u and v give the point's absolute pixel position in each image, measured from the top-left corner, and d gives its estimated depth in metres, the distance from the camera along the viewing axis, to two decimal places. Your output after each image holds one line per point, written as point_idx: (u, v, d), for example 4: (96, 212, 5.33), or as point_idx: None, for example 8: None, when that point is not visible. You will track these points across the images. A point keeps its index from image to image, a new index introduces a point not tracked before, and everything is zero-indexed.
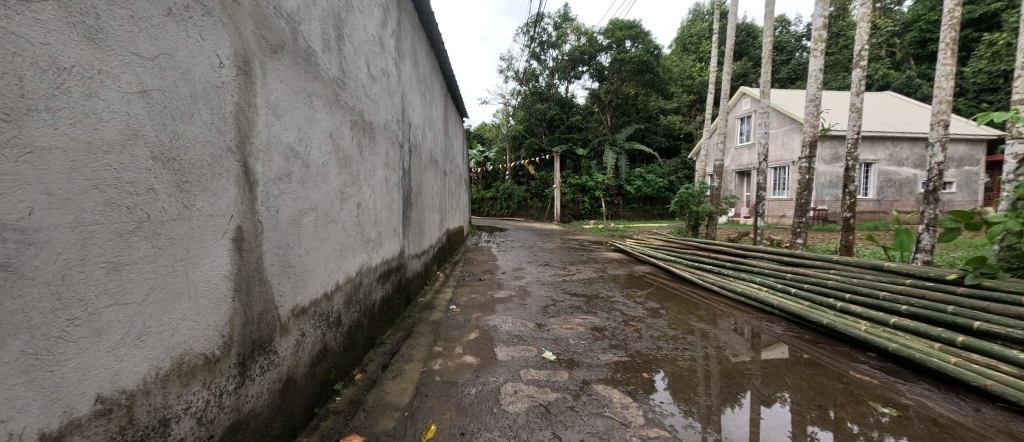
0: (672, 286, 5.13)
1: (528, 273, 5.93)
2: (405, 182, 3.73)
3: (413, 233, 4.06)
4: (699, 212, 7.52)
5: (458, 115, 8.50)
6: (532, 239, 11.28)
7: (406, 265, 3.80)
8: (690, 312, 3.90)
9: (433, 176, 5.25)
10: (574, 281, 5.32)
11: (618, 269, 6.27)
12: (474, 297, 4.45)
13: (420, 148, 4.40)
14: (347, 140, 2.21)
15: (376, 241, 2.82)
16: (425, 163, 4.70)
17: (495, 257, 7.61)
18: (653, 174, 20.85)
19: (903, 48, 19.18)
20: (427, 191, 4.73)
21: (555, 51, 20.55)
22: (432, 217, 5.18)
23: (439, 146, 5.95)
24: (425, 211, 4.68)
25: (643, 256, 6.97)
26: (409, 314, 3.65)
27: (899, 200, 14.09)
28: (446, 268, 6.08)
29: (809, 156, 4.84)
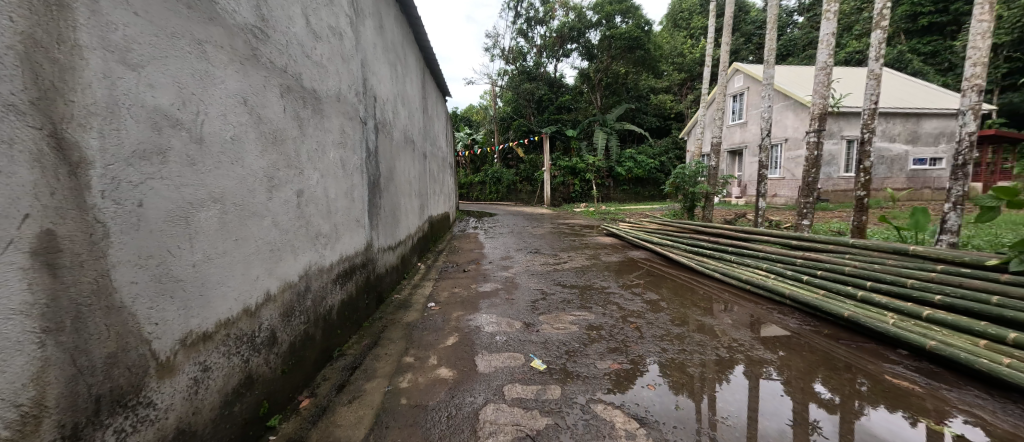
0: (671, 274, 4.76)
1: (516, 262, 5.51)
2: (371, 164, 3.24)
3: (383, 223, 3.59)
4: (695, 193, 7.15)
5: (438, 94, 7.92)
6: (522, 224, 10.87)
7: (376, 260, 3.34)
8: (692, 303, 3.53)
9: (408, 158, 4.75)
10: (565, 270, 4.92)
11: (613, 255, 5.88)
12: (456, 291, 4.03)
13: (390, 126, 3.89)
14: (272, 108, 1.72)
15: (330, 235, 2.35)
16: (398, 144, 4.20)
17: (481, 244, 7.19)
18: (643, 154, 20.47)
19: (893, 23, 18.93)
20: (400, 175, 4.24)
21: (543, 27, 19.75)
22: (408, 205, 4.71)
23: (416, 127, 5.44)
24: (399, 198, 4.20)
25: (638, 240, 6.60)
26: (381, 315, 3.22)
27: (890, 177, 13.96)
28: (427, 259, 5.64)
29: (819, 130, 4.42)
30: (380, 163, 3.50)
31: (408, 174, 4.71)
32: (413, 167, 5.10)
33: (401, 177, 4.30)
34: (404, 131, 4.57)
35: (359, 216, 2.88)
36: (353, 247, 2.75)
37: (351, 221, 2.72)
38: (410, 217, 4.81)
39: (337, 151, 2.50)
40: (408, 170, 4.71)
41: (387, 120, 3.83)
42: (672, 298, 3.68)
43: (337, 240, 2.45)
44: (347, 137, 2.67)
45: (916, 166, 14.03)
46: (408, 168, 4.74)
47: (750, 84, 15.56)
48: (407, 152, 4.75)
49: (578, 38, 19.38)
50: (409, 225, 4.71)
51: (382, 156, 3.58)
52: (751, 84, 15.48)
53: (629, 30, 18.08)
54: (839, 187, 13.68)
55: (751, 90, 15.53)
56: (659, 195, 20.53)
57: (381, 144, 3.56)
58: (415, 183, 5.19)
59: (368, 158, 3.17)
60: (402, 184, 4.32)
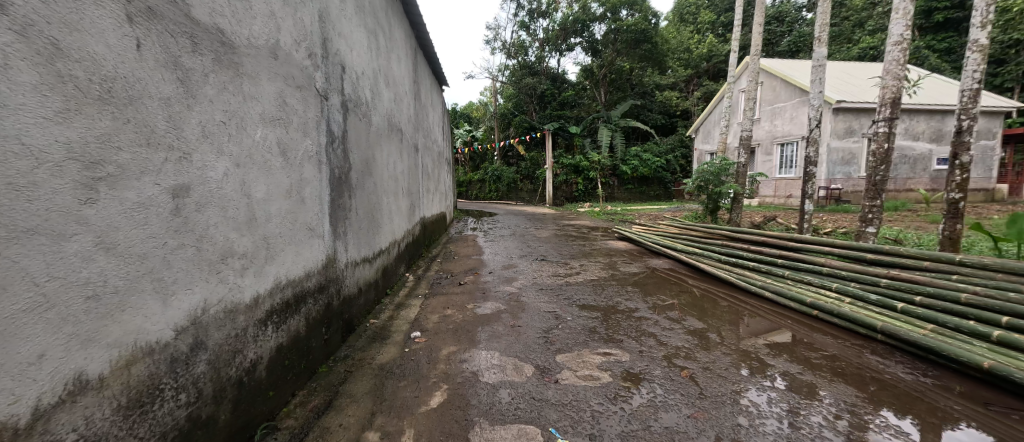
0: (705, 290, 3.94)
1: (521, 272, 4.71)
2: (334, 154, 2.44)
3: (354, 228, 2.79)
4: (721, 194, 6.36)
5: (434, 82, 7.14)
6: (524, 225, 10.09)
7: (342, 277, 2.55)
8: (749, 334, 2.75)
9: (391, 148, 3.96)
10: (580, 285, 4.12)
11: (633, 265, 5.05)
12: (449, 314, 3.24)
13: (365, 107, 3.10)
14: (89, 29, 0.94)
15: (254, 254, 1.57)
16: (377, 130, 3.41)
17: (480, 249, 6.42)
18: (649, 153, 19.67)
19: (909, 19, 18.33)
20: (379, 168, 3.44)
21: (546, 20, 18.91)
22: (391, 204, 3.90)
23: (404, 114, 4.66)
24: (378, 196, 3.41)
25: (657, 246, 5.76)
26: (347, 352, 2.44)
27: (914, 177, 13.19)
28: (418, 268, 4.86)
29: (891, 118, 3.64)
30: (349, 153, 2.71)
31: (390, 168, 3.90)
32: (399, 159, 4.31)
33: (381, 169, 3.51)
34: (387, 117, 3.79)
35: (310, 224, 2.08)
36: (300, 268, 1.95)
37: (295, 230, 1.93)
38: (394, 220, 4.01)
39: (271, 131, 1.72)
40: (391, 164, 3.92)
41: (361, 99, 3.03)
42: (721, 326, 2.89)
43: (266, 263, 1.66)
44: (290, 111, 1.89)
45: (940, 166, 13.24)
46: (392, 161, 3.94)
47: (765, 79, 14.82)
48: (392, 141, 3.97)
49: (583, 31, 18.60)
50: (392, 228, 3.91)
51: (353, 142, 2.79)
52: (765, 78, 14.73)
53: (638, 22, 17.33)
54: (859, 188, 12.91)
55: (766, 85, 14.79)
56: (665, 195, 19.77)
57: (352, 127, 2.77)
58: (401, 179, 4.40)
59: (328, 143, 2.36)
60: (382, 179, 3.53)
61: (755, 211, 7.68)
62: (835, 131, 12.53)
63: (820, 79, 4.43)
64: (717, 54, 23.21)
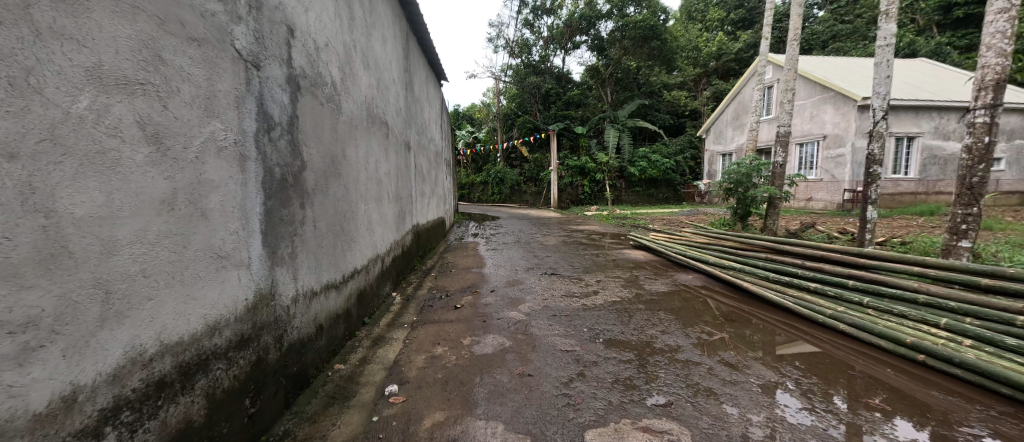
0: (756, 316, 3.23)
1: (528, 292, 3.99)
2: (272, 145, 1.73)
3: (311, 247, 2.09)
4: (753, 197, 5.62)
5: (429, 73, 6.45)
6: (529, 231, 9.39)
7: (288, 317, 1.84)
8: (847, 393, 2.05)
9: (372, 143, 3.27)
10: (600, 310, 3.38)
11: (659, 282, 4.31)
12: (439, 355, 2.53)
13: (331, 90, 2.42)
14: None
15: (54, 318, 0.88)
16: (349, 119, 2.72)
17: (481, 260, 5.72)
18: (659, 153, 18.92)
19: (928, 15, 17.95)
20: (352, 167, 2.76)
21: (551, 17, 18.28)
22: (371, 212, 3.22)
23: (391, 105, 3.97)
24: (352, 203, 2.72)
25: (682, 257, 5.03)
26: (288, 427, 1.72)
27: (944, 179, 12.39)
28: (407, 286, 4.15)
29: (996, 105, 3.01)
30: (303, 147, 2.01)
31: (370, 168, 3.21)
32: (384, 158, 3.63)
33: (356, 170, 2.82)
34: (366, 106, 3.11)
35: (218, 249, 1.38)
36: (192, 322, 1.25)
37: (187, 261, 1.23)
38: (376, 230, 3.32)
39: (117, 97, 1.02)
40: (371, 162, 3.24)
41: (326, 78, 2.35)
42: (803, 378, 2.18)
43: (97, 329, 0.96)
44: (175, 72, 1.20)
45: None
46: (372, 158, 3.25)
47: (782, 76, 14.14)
48: (372, 135, 3.28)
49: (589, 29, 17.98)
50: (372, 241, 3.20)
51: (309, 132, 2.09)
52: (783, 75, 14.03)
53: (646, 18, 16.70)
54: (885, 190, 12.15)
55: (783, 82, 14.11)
56: (675, 198, 19.01)
57: (306, 112, 2.06)
58: (386, 182, 3.71)
59: (262, 130, 1.67)
60: (357, 182, 2.86)
61: (787, 217, 6.94)
62: (860, 129, 11.77)
63: (888, 60, 3.71)
64: (727, 52, 22.49)
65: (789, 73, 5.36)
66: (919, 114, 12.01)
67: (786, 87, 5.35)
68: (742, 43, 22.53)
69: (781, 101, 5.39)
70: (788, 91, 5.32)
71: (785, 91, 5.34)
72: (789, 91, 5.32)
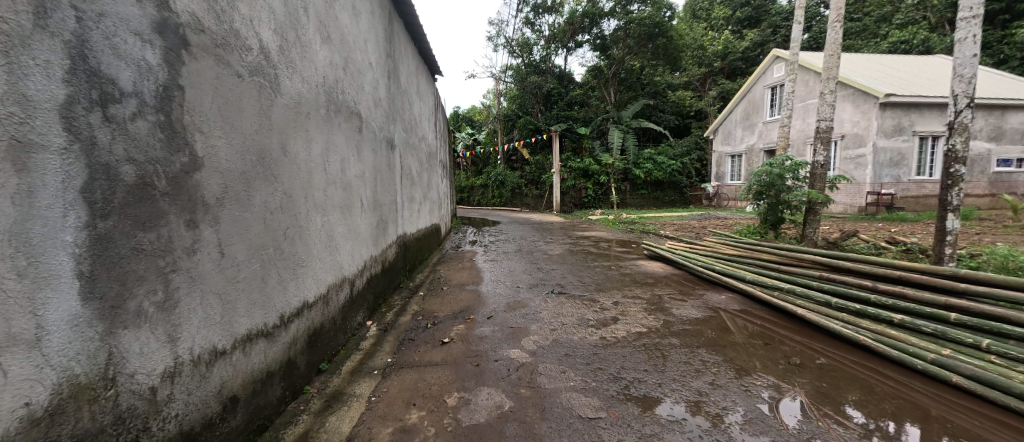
0: (818, 350, 2.62)
1: (533, 319, 3.28)
2: (111, 125, 1.05)
3: (212, 285, 1.40)
4: (789, 202, 4.91)
5: (420, 65, 5.77)
6: (530, 238, 8.69)
7: (152, 407, 1.15)
8: (895, 417, 1.91)
9: (337, 138, 2.60)
10: (625, 347, 2.67)
11: (687, 304, 3.60)
12: (414, 425, 1.83)
13: (260, 59, 1.72)
14: None
15: None
16: (296, 104, 2.03)
17: (476, 275, 5.02)
18: (665, 155, 18.22)
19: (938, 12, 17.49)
20: (302, 166, 2.08)
21: (553, 16, 17.66)
22: (335, 223, 2.54)
23: (366, 94, 3.28)
24: (299, 214, 2.05)
25: (708, 272, 4.34)
26: None
27: (971, 180, 11.67)
28: (386, 311, 3.45)
29: None
30: (197, 135, 1.34)
31: (333, 169, 2.53)
32: (354, 156, 2.94)
33: (307, 170, 2.15)
34: (326, 90, 2.44)
35: None
36: None
37: None
38: (341, 246, 2.63)
39: None
40: (334, 161, 2.55)
41: (250, 43, 1.66)
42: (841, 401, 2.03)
43: None
44: None
45: (1001, 168, 11.74)
46: (336, 155, 2.57)
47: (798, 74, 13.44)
48: (337, 128, 2.60)
49: (591, 28, 17.40)
50: (335, 261, 2.52)
51: (212, 114, 1.41)
52: (797, 72, 13.36)
53: (651, 15, 16.06)
54: (908, 193, 11.43)
55: (798, 79, 13.46)
56: (682, 201, 18.29)
57: (204, 83, 1.38)
58: (359, 185, 3.02)
59: (91, 102, 0.99)
60: (309, 186, 2.17)
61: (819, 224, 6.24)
62: (881, 129, 11.10)
63: (975, 35, 3.05)
64: (733, 51, 21.86)
65: (831, 60, 4.65)
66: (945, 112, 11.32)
67: (828, 76, 4.64)
68: (748, 41, 21.93)
69: (821, 92, 4.67)
70: (831, 80, 4.60)
71: (826, 79, 4.63)
72: (831, 80, 4.60)
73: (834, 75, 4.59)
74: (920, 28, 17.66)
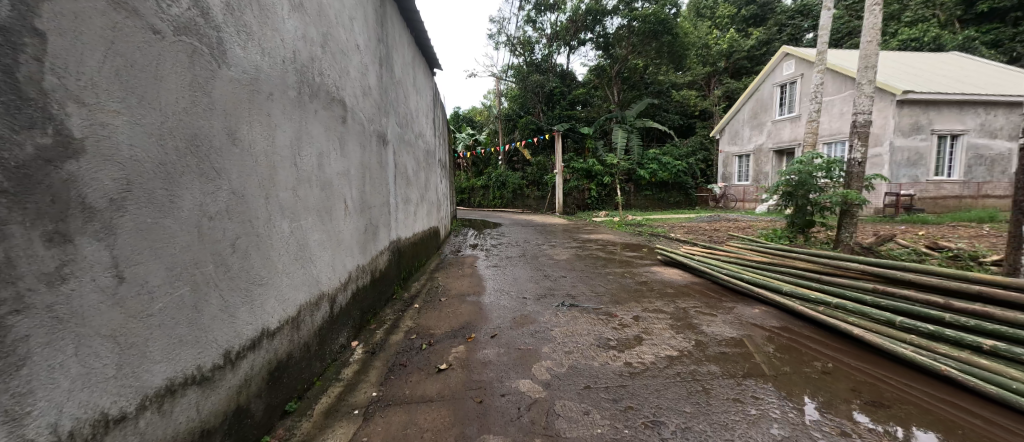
0: (877, 377, 2.25)
1: (543, 338, 2.84)
2: None
3: (107, 326, 0.99)
4: (821, 204, 4.47)
5: (418, 55, 5.36)
6: (534, 242, 8.25)
7: None
8: (902, 421, 1.86)
9: (313, 128, 2.17)
10: (659, 377, 2.23)
11: (717, 320, 3.16)
12: None
13: (193, 12, 1.29)
14: None
15: None
16: (252, 81, 1.62)
17: (478, 283, 4.58)
18: (670, 155, 17.76)
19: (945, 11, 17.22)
20: (261, 160, 1.66)
21: (555, 14, 17.27)
22: (310, 229, 2.11)
23: (352, 79, 2.83)
24: (257, 218, 1.62)
25: (736, 282, 3.88)
26: None
27: (991, 181, 11.23)
28: (375, 329, 3.01)
29: None
30: (71, 103, 0.91)
31: (308, 163, 2.10)
32: (336, 151, 2.52)
33: (270, 165, 1.73)
34: (297, 68, 2.01)
35: None
36: None
37: None
38: (318, 256, 2.20)
39: None
40: (310, 155, 2.12)
41: None
42: (846, 405, 1.98)
43: None
44: None
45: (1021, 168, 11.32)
46: (312, 148, 2.15)
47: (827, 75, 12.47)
48: (313, 116, 2.18)
49: (595, 26, 17.01)
50: (309, 275, 2.08)
51: (109, 83, 1.00)
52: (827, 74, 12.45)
53: (656, 12, 15.67)
54: (926, 194, 10.97)
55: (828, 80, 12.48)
56: (687, 202, 17.83)
57: (93, 37, 0.97)
58: (341, 184, 2.58)
59: None
60: (273, 184, 1.75)
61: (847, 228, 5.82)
62: (899, 127, 10.67)
63: None
64: (738, 50, 21.45)
65: (869, 47, 4.22)
66: (963, 110, 10.90)
67: (866, 64, 4.21)
68: (754, 40, 21.52)
69: (858, 81, 4.24)
70: (870, 68, 4.16)
71: (865, 67, 4.20)
72: (870, 69, 4.16)
73: (872, 64, 4.17)
74: (930, 26, 17.28)
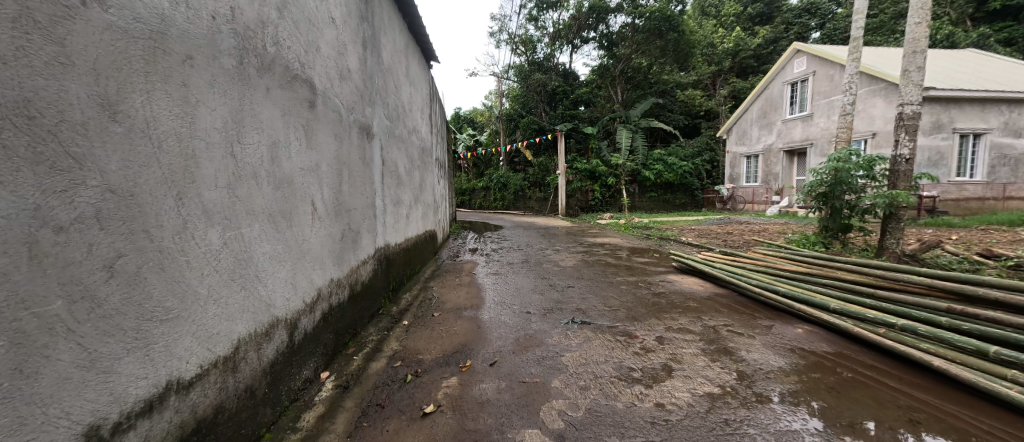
0: (974, 424, 1.81)
1: (553, 368, 2.37)
2: None
3: None
4: (863, 206, 3.97)
5: (412, 43, 4.90)
6: (537, 246, 7.78)
7: None
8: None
9: (265, 111, 1.71)
10: (700, 426, 1.76)
11: (758, 344, 2.68)
12: None
13: None
14: None
15: None
16: (156, 32, 1.16)
17: (477, 295, 4.10)
18: (676, 156, 17.26)
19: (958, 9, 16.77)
20: (171, 145, 1.20)
21: (557, 12, 16.85)
22: (258, 239, 1.64)
23: (324, 57, 2.37)
24: (163, 226, 1.17)
25: (769, 295, 3.39)
26: None
27: (1016, 182, 10.72)
28: (352, 356, 2.53)
29: None
30: None
31: (255, 154, 1.63)
32: (302, 142, 2.06)
33: (188, 155, 1.27)
34: (237, 31, 1.54)
35: None
36: None
37: None
38: (271, 273, 1.73)
39: None
40: (258, 143, 1.65)
41: None
42: None
43: None
44: None
45: None
46: (262, 135, 1.69)
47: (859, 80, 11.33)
48: (264, 94, 1.72)
49: (598, 24, 16.57)
50: (254, 299, 1.61)
51: None
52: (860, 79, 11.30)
53: (661, 8, 15.22)
54: (948, 196, 10.46)
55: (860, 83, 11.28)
56: (694, 203, 17.33)
57: None
58: (308, 182, 2.12)
59: None
60: (191, 180, 1.28)
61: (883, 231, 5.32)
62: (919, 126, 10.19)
63: None
64: (744, 49, 20.98)
65: (917, 30, 3.71)
66: (986, 108, 10.41)
67: (914, 49, 3.73)
68: (760, 39, 21.04)
69: (905, 69, 3.77)
70: (919, 54, 3.69)
71: (913, 52, 3.73)
72: (920, 54, 3.69)
73: (922, 48, 3.69)
74: (942, 23, 16.79)
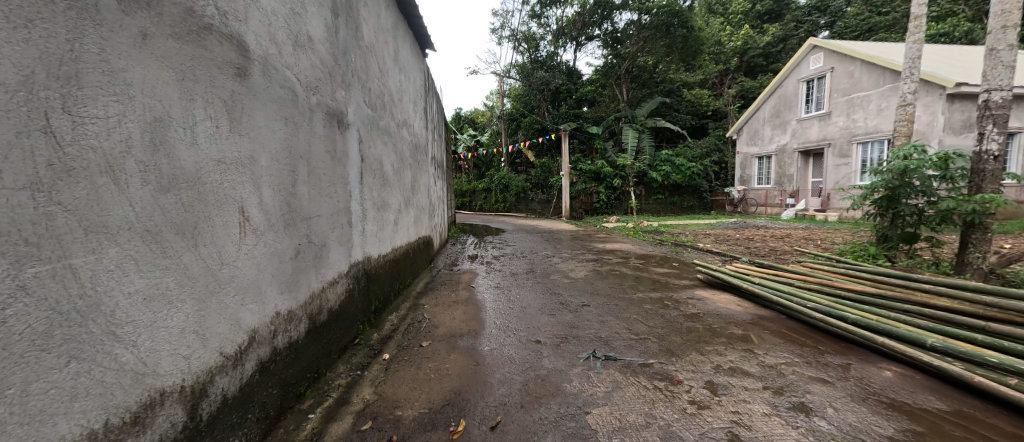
0: None
1: (577, 437, 1.72)
2: None
3: None
4: (935, 213, 3.34)
5: (402, 24, 4.27)
6: (541, 253, 7.13)
7: None
8: None
9: (137, 71, 1.09)
10: None
11: (842, 395, 2.04)
12: None
13: None
14: None
15: None
16: None
17: (475, 316, 3.44)
18: (684, 157, 16.62)
19: (973, 6, 16.16)
20: None
21: (560, 9, 16.26)
22: (116, 272, 1.03)
23: (266, 10, 1.74)
24: None
25: (836, 322, 2.74)
26: None
27: None
28: (305, 416, 1.87)
29: None
30: None
31: (115, 134, 1.03)
32: (222, 124, 1.44)
33: None
34: None
35: None
36: None
37: None
38: (149, 322, 1.11)
39: None
40: (120, 116, 1.05)
41: None
42: None
43: None
44: None
45: None
46: (133, 106, 1.08)
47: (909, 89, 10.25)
48: (140, 40, 1.10)
49: (603, 21, 15.96)
50: (104, 368, 1.00)
51: None
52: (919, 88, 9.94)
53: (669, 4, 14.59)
54: None
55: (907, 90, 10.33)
56: (702, 206, 16.69)
57: None
58: (232, 182, 1.48)
59: None
60: None
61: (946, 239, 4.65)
62: (948, 124, 9.54)
63: None
64: (753, 47, 20.33)
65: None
66: None
67: (1002, 23, 3.09)
68: (769, 36, 20.37)
69: (990, 48, 3.13)
70: (1011, 28, 3.04)
71: (1002, 27, 3.08)
72: (1011, 29, 3.04)
73: (1014, 22, 3.04)
74: (960, 20, 16.12)
